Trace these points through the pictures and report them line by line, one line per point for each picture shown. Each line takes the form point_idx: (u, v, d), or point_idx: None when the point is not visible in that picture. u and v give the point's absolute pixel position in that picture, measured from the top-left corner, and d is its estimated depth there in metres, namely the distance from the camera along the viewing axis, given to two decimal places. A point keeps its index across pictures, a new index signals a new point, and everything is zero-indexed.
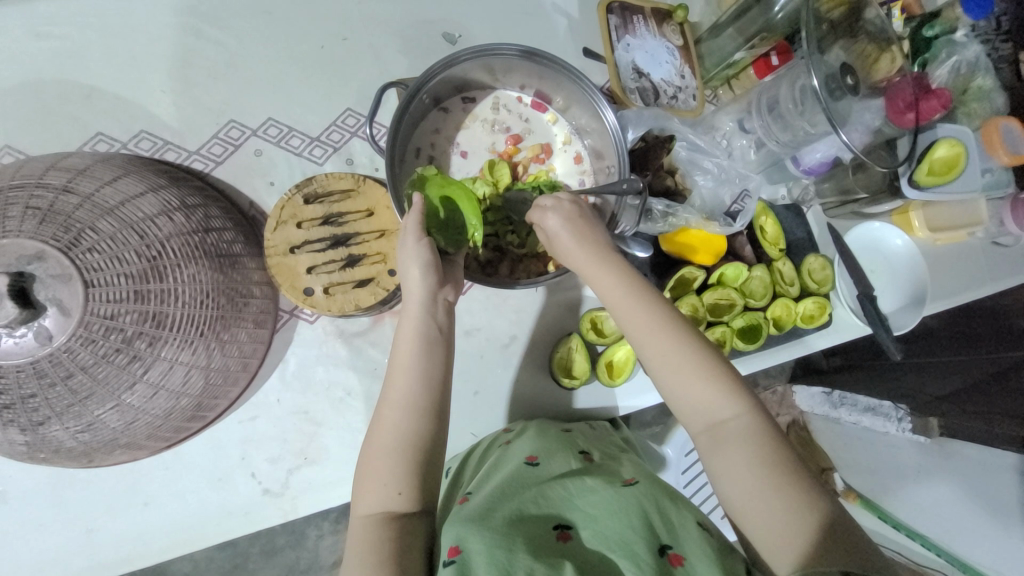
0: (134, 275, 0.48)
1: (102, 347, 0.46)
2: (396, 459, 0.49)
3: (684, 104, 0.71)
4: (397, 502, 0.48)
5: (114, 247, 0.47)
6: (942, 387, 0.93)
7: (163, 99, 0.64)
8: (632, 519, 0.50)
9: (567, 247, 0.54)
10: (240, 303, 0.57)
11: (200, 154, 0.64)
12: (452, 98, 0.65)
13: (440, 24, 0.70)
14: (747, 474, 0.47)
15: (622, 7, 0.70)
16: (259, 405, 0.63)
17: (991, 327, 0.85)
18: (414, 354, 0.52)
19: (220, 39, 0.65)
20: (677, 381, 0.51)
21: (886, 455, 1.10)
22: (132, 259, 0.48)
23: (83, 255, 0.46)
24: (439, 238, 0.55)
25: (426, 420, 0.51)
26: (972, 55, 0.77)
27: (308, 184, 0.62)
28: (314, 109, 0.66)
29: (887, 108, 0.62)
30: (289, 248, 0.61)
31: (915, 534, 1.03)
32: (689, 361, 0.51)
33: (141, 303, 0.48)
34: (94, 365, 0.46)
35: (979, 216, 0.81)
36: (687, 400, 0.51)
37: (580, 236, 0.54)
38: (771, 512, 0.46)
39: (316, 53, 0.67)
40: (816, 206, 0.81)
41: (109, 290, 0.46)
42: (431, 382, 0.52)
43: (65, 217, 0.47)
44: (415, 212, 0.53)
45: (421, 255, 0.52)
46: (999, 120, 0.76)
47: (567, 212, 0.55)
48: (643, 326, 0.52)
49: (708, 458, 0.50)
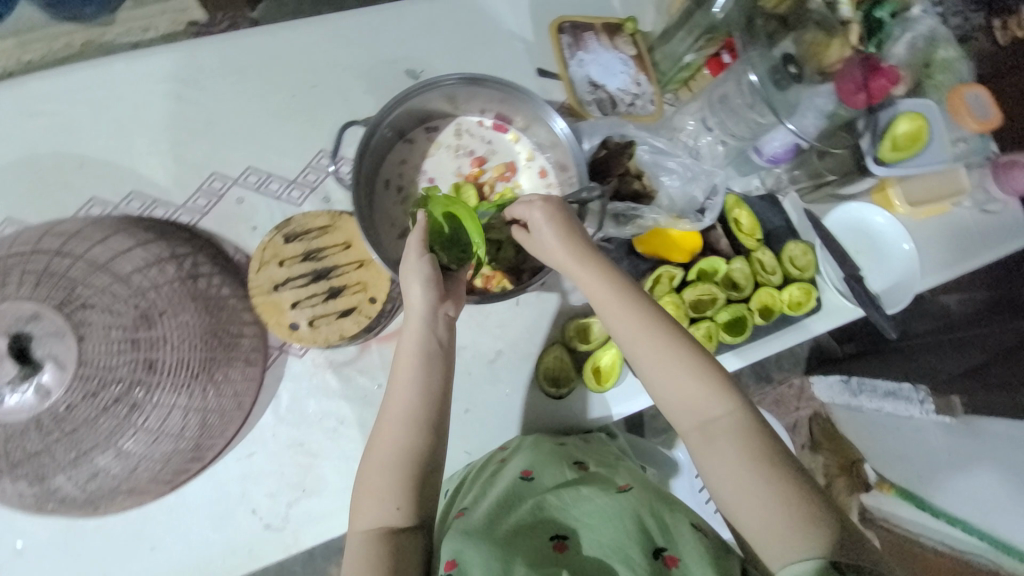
0: (127, 325, 0.51)
1: (102, 398, 0.49)
2: (392, 475, 0.51)
3: (642, 110, 0.73)
4: (395, 518, 0.49)
5: (107, 301, 0.51)
6: (961, 363, 0.99)
7: (150, 160, 0.68)
8: (626, 521, 0.51)
9: (551, 248, 0.56)
10: (229, 344, 0.60)
11: (186, 207, 0.67)
12: (416, 129, 0.68)
13: (403, 62, 0.74)
14: (739, 470, 0.47)
15: (573, 26, 0.74)
16: (255, 440, 0.64)
17: (999, 302, 0.90)
18: (414, 367, 0.54)
19: (200, 100, 0.70)
20: (664, 377, 0.51)
21: (914, 441, 1.16)
22: (125, 311, 0.51)
23: (78, 310, 0.49)
24: (442, 256, 0.58)
25: (424, 434, 0.52)
26: (928, 30, 0.78)
27: (288, 225, 0.65)
28: (289, 154, 0.70)
29: (838, 92, 0.63)
30: (274, 286, 0.64)
31: (956, 519, 1.00)
32: (674, 357, 0.51)
33: (137, 351, 0.51)
34: (96, 415, 0.49)
35: (961, 185, 0.81)
36: (673, 396, 0.51)
37: (562, 236, 0.55)
38: (764, 508, 0.45)
39: (288, 102, 0.71)
40: (791, 193, 0.81)
41: (104, 340, 0.49)
42: (429, 396, 0.53)
43: (62, 277, 0.50)
44: (419, 231, 0.56)
45: (423, 271, 0.54)
46: (963, 89, 0.77)
47: (551, 211, 0.56)
48: (626, 324, 0.53)
49: (697, 454, 0.50)
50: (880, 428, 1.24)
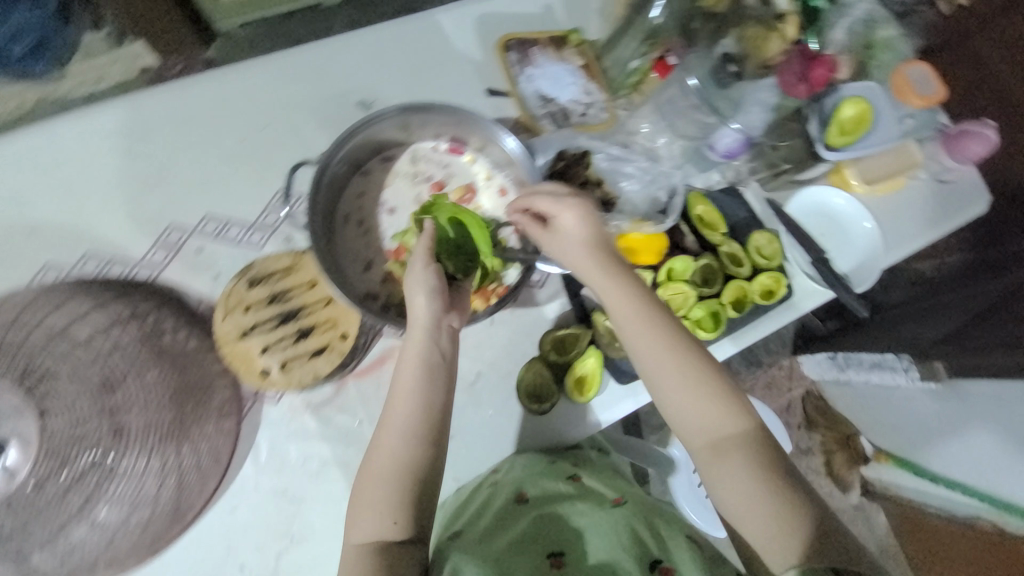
0: (89, 396, 0.57)
1: (70, 468, 0.56)
2: (390, 487, 0.52)
3: (595, 118, 0.75)
4: (391, 531, 0.51)
5: (70, 376, 0.58)
6: (939, 330, 1.00)
7: (102, 219, 0.67)
8: (621, 535, 0.58)
9: (575, 257, 0.58)
10: (196, 397, 0.60)
11: (143, 263, 0.66)
12: (371, 160, 0.67)
13: (354, 94, 0.74)
14: (750, 481, 0.51)
15: (519, 43, 0.76)
16: (236, 494, 0.62)
17: (971, 265, 0.95)
18: (415, 378, 0.55)
19: (149, 152, 0.69)
20: (680, 394, 0.54)
21: (903, 408, 1.22)
22: (89, 383, 0.58)
23: (45, 388, 0.57)
24: (448, 264, 0.61)
25: (426, 446, 0.54)
26: (863, 14, 0.80)
27: (250, 269, 0.64)
28: (247, 198, 0.69)
29: (781, 85, 0.65)
30: (241, 333, 0.62)
31: (953, 483, 1.08)
32: (689, 375, 0.54)
33: (99, 419, 0.57)
34: (67, 483, 0.55)
35: (915, 158, 0.83)
36: (686, 412, 0.54)
37: (588, 247, 0.58)
38: (767, 520, 0.49)
39: (241, 145, 0.71)
40: (752, 183, 0.80)
41: (68, 414, 0.57)
42: (429, 408, 0.54)
43: (29, 358, 0.57)
44: (426, 238, 0.58)
45: (427, 281, 0.56)
46: (911, 63, 0.78)
47: (580, 216, 0.58)
48: (651, 337, 0.55)
49: (706, 468, 0.53)
50: (871, 400, 1.30)
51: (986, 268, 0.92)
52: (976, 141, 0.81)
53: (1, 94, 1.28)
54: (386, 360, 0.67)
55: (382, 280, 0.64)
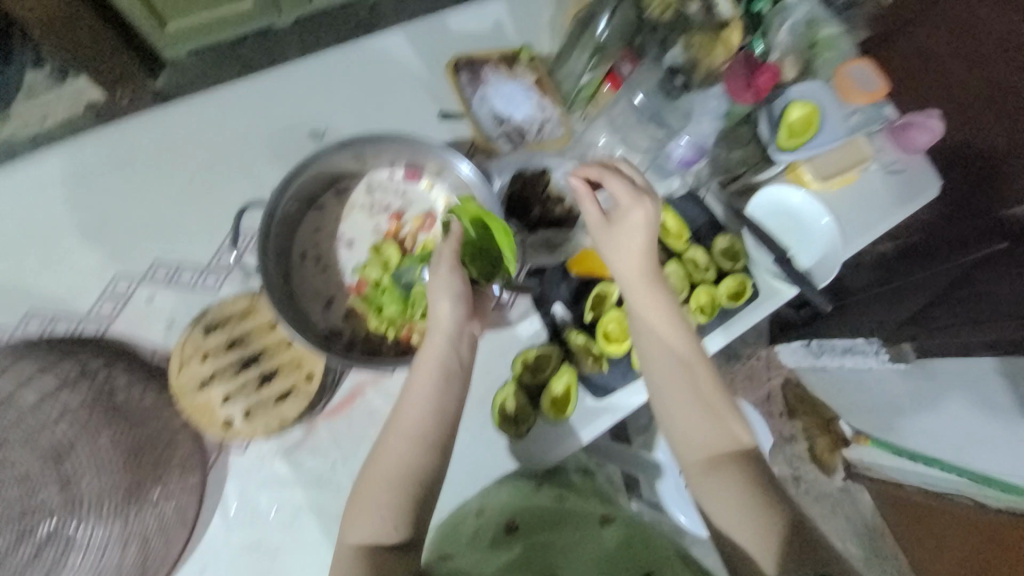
0: (43, 463, 0.55)
1: (29, 539, 0.54)
2: (393, 491, 0.54)
3: (552, 135, 0.75)
4: (388, 534, 0.53)
5: (21, 444, 0.55)
6: (908, 309, 1.02)
7: (42, 273, 0.63)
8: None
9: (623, 257, 0.62)
10: (155, 455, 0.58)
11: (91, 317, 0.63)
12: (326, 194, 0.66)
13: (304, 124, 0.72)
14: (743, 494, 0.54)
15: (470, 64, 0.75)
16: (207, 552, 0.59)
17: (925, 243, 0.95)
18: (431, 383, 0.57)
19: (89, 200, 0.66)
20: (681, 399, 0.59)
21: (877, 389, 1.23)
22: (41, 450, 0.56)
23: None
24: (472, 270, 0.61)
25: (432, 456, 0.56)
26: (804, 16, 0.82)
27: (205, 316, 0.62)
28: (199, 240, 0.67)
29: (730, 91, 0.65)
30: (199, 384, 0.60)
31: (932, 459, 1.11)
32: (691, 385, 0.60)
33: (55, 486, 0.55)
34: (28, 554, 0.54)
35: (866, 152, 0.84)
36: (687, 417, 0.59)
37: (641, 250, 0.61)
38: (750, 526, 0.53)
39: (188, 185, 0.68)
40: (712, 186, 0.83)
41: (23, 483, 0.55)
42: (442, 419, 0.57)
43: None
44: (453, 242, 0.58)
45: (454, 290, 0.57)
46: (850, 63, 0.81)
47: (645, 217, 0.61)
48: (669, 350, 0.60)
49: (696, 473, 0.58)
50: (848, 381, 1.32)
51: (941, 245, 0.91)
52: (920, 131, 0.84)
53: None
54: (356, 397, 0.65)
55: (346, 316, 0.63)
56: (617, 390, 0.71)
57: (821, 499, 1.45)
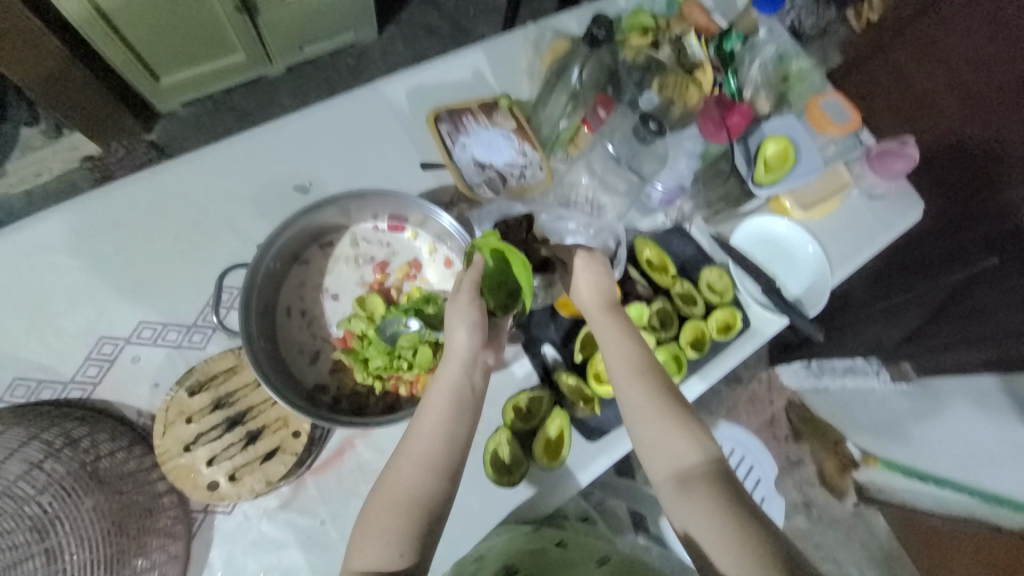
0: (5, 548, 0.48)
1: None
2: (401, 517, 0.53)
3: (533, 178, 0.75)
4: (393, 561, 0.51)
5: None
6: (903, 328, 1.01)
7: (27, 340, 0.63)
8: None
9: (585, 291, 0.66)
10: (143, 523, 0.55)
11: (76, 381, 0.63)
12: (310, 249, 0.66)
13: (290, 179, 0.73)
14: (719, 518, 0.53)
15: (450, 113, 0.77)
16: None
17: (913, 259, 0.95)
18: (444, 408, 0.56)
19: (76, 263, 0.67)
20: (657, 419, 0.59)
21: (878, 406, 1.23)
22: (6, 532, 0.48)
23: None
24: (490, 301, 0.58)
25: (441, 482, 0.55)
26: (771, 54, 0.85)
27: (190, 376, 0.62)
28: (185, 298, 0.67)
29: (703, 132, 0.71)
30: (184, 447, 0.59)
31: (944, 480, 1.07)
32: (665, 405, 0.60)
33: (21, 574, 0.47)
34: None
35: (845, 180, 0.87)
36: (671, 434, 0.59)
37: (600, 285, 0.65)
38: (729, 547, 0.52)
39: (175, 244, 0.69)
40: (697, 219, 0.82)
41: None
42: (453, 445, 0.56)
43: None
44: (474, 272, 0.58)
45: (469, 316, 0.57)
46: (820, 97, 0.84)
47: (596, 259, 0.66)
48: (643, 370, 0.61)
49: (676, 493, 0.56)
50: (851, 402, 1.31)
51: (932, 262, 0.91)
52: (896, 158, 0.85)
53: None
54: (345, 451, 0.64)
55: (331, 369, 0.63)
56: (612, 432, 0.70)
57: (834, 525, 1.40)
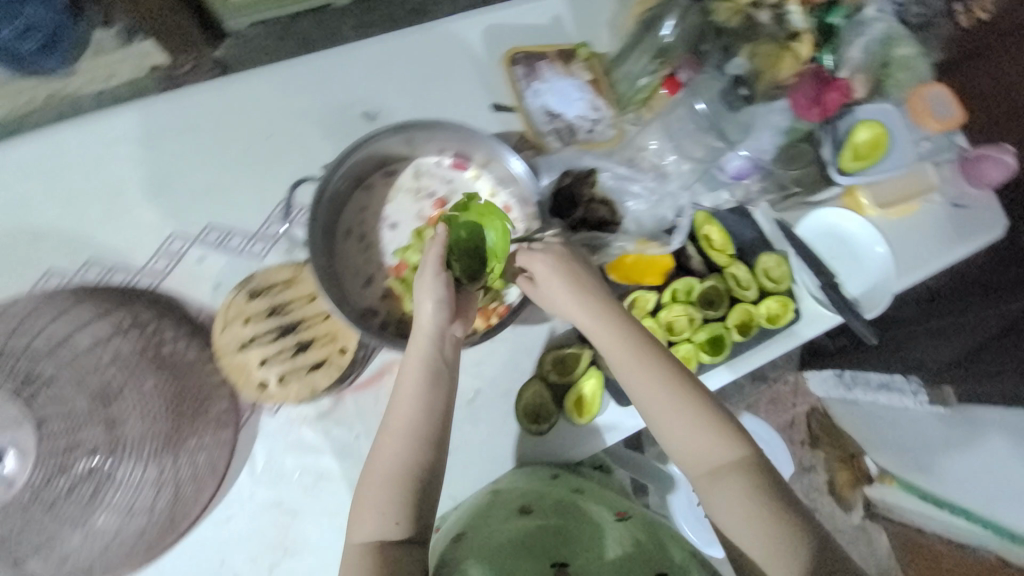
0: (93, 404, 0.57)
1: (70, 480, 0.55)
2: (393, 491, 0.54)
3: (602, 135, 0.74)
4: (395, 530, 0.53)
5: (73, 385, 0.57)
6: (951, 353, 0.94)
7: (106, 226, 0.67)
8: (625, 544, 0.63)
9: (554, 288, 0.60)
10: (193, 408, 0.60)
11: (146, 271, 0.66)
12: (374, 174, 0.67)
13: (359, 105, 0.73)
14: (743, 503, 0.52)
15: (526, 56, 0.75)
16: (233, 502, 0.62)
17: (993, 281, 0.90)
18: (418, 383, 0.57)
19: (154, 160, 0.69)
20: (664, 415, 0.56)
21: (906, 426, 1.15)
22: (91, 390, 0.57)
23: (42, 399, 0.56)
24: (457, 268, 0.59)
25: (427, 450, 0.56)
26: (880, 33, 0.78)
27: (250, 281, 0.65)
28: (250, 208, 0.69)
29: (794, 108, 0.66)
30: (240, 345, 0.62)
31: (959, 508, 1.05)
32: (666, 397, 0.56)
33: (101, 429, 0.57)
34: (65, 496, 0.55)
35: (930, 182, 0.81)
36: (677, 430, 0.56)
37: (567, 278, 0.60)
38: (758, 533, 0.51)
39: (245, 154, 0.70)
40: (763, 204, 0.79)
41: (67, 419, 0.56)
42: (433, 414, 0.57)
43: (30, 368, 0.56)
44: (437, 245, 0.57)
45: (438, 290, 0.56)
46: (923, 89, 0.79)
47: (554, 256, 0.61)
48: (640, 362, 0.57)
49: (704, 486, 0.55)
50: (880, 418, 1.22)
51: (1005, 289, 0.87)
52: (994, 165, 0.80)
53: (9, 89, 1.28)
54: (385, 375, 0.66)
55: (382, 296, 0.64)
56: None
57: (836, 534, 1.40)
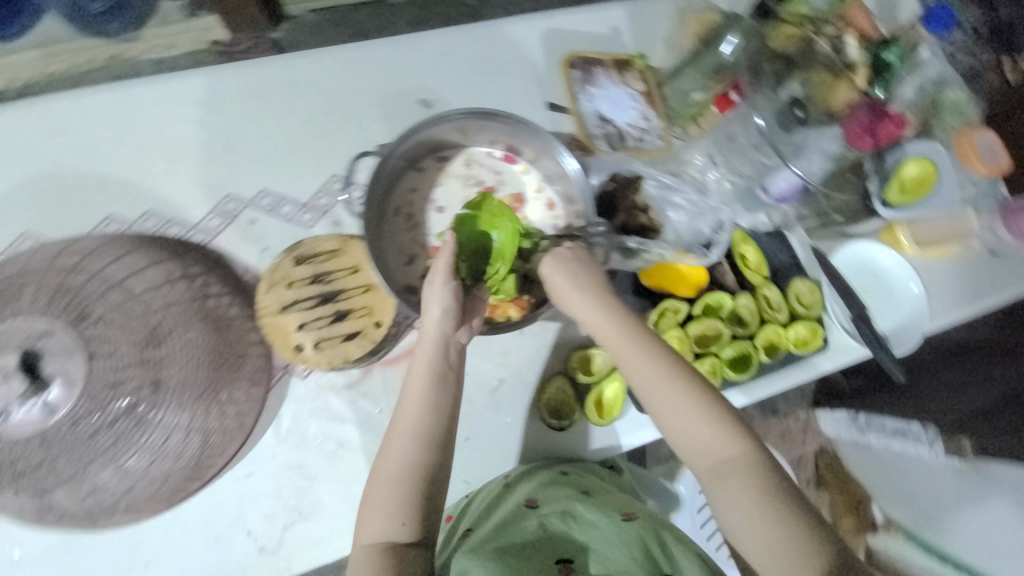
0: (137, 344, 0.54)
1: (107, 417, 0.52)
2: (399, 490, 0.55)
3: (650, 145, 0.76)
4: (400, 532, 0.54)
5: (122, 320, 0.54)
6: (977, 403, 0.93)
7: (168, 180, 0.70)
8: (633, 549, 0.55)
9: (561, 288, 0.60)
10: (234, 363, 0.61)
11: (200, 228, 0.69)
12: (427, 158, 0.69)
13: (417, 92, 0.76)
14: (753, 508, 0.51)
15: (584, 62, 0.77)
16: (256, 460, 0.64)
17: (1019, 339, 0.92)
18: (426, 385, 0.58)
19: (219, 123, 0.72)
20: (670, 420, 0.56)
21: (909, 479, 1.03)
22: (138, 329, 0.55)
23: (89, 328, 0.52)
24: (462, 271, 0.60)
25: (433, 451, 0.57)
26: (932, 75, 0.81)
27: (298, 248, 0.67)
28: (303, 178, 0.72)
29: (847, 135, 0.67)
30: (281, 308, 0.64)
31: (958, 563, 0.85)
32: (673, 401, 0.55)
33: (145, 370, 0.54)
34: (98, 433, 0.52)
35: (969, 228, 0.81)
36: (683, 435, 0.55)
37: (571, 277, 0.60)
38: (768, 539, 0.49)
39: (304, 127, 0.73)
40: (799, 229, 0.78)
41: (113, 358, 0.52)
42: (438, 415, 0.58)
43: (77, 296, 0.53)
44: (446, 252, 0.58)
45: (445, 296, 0.58)
46: (972, 133, 0.79)
47: (560, 257, 0.61)
48: (645, 366, 0.57)
49: (713, 493, 0.54)
50: (884, 470, 1.09)
51: None
52: None
53: (65, 45, 1.22)
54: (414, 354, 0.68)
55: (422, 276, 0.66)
56: None
57: None
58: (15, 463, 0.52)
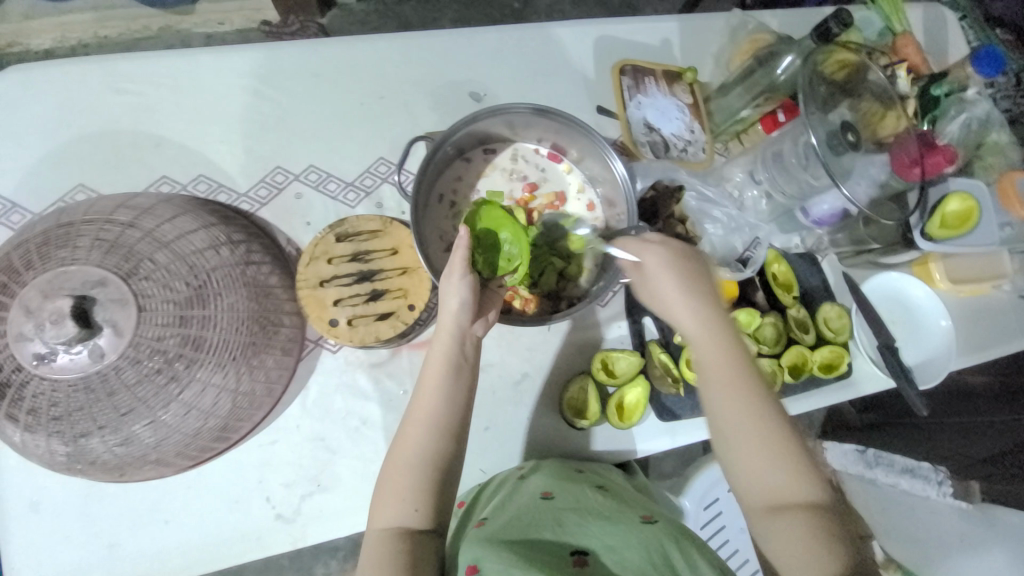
0: (181, 301, 0.54)
1: (148, 366, 0.52)
2: (414, 478, 0.53)
3: (693, 157, 0.76)
4: (413, 519, 0.52)
5: (166, 277, 0.54)
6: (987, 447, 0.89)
7: (221, 147, 0.72)
8: (653, 551, 0.52)
9: (663, 281, 0.57)
10: (270, 331, 0.63)
11: (248, 196, 0.71)
12: (474, 149, 0.70)
13: (467, 85, 0.77)
14: (813, 548, 0.47)
15: (634, 69, 0.78)
16: (280, 429, 0.66)
17: None
18: (441, 376, 0.56)
19: (275, 97, 0.74)
20: (744, 438, 0.52)
21: (920, 516, 0.96)
22: (181, 288, 0.55)
23: (140, 282, 0.53)
24: (479, 262, 0.60)
25: (446, 441, 0.55)
26: (983, 113, 0.79)
27: (341, 224, 0.68)
28: (350, 158, 0.73)
29: (892, 164, 0.68)
30: (320, 282, 0.66)
31: None
32: (753, 420, 0.52)
33: (184, 328, 0.54)
34: (138, 382, 0.52)
35: (1002, 270, 0.80)
36: (752, 456, 0.51)
37: (677, 274, 0.57)
38: None
39: (356, 109, 0.75)
40: (831, 255, 0.80)
41: (157, 314, 0.53)
42: (454, 406, 0.56)
43: (129, 249, 0.54)
44: (462, 249, 0.55)
45: (463, 290, 0.56)
46: (1013, 176, 0.78)
47: (671, 252, 0.57)
48: (736, 376, 0.53)
49: (767, 523, 0.50)
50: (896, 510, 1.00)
51: None
52: None
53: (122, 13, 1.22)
54: None
55: None
56: (683, 419, 0.71)
57: None
58: (53, 407, 0.52)
